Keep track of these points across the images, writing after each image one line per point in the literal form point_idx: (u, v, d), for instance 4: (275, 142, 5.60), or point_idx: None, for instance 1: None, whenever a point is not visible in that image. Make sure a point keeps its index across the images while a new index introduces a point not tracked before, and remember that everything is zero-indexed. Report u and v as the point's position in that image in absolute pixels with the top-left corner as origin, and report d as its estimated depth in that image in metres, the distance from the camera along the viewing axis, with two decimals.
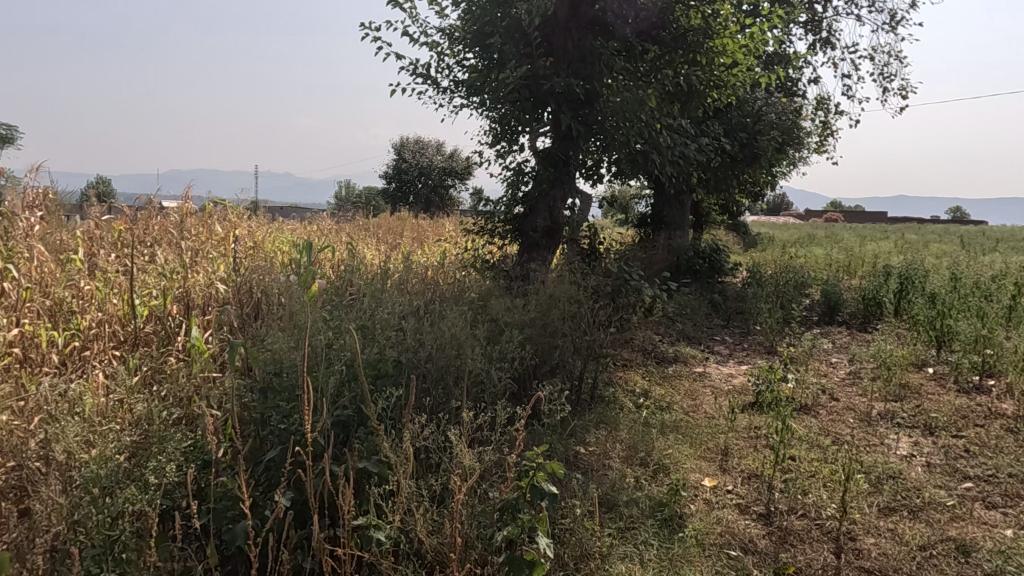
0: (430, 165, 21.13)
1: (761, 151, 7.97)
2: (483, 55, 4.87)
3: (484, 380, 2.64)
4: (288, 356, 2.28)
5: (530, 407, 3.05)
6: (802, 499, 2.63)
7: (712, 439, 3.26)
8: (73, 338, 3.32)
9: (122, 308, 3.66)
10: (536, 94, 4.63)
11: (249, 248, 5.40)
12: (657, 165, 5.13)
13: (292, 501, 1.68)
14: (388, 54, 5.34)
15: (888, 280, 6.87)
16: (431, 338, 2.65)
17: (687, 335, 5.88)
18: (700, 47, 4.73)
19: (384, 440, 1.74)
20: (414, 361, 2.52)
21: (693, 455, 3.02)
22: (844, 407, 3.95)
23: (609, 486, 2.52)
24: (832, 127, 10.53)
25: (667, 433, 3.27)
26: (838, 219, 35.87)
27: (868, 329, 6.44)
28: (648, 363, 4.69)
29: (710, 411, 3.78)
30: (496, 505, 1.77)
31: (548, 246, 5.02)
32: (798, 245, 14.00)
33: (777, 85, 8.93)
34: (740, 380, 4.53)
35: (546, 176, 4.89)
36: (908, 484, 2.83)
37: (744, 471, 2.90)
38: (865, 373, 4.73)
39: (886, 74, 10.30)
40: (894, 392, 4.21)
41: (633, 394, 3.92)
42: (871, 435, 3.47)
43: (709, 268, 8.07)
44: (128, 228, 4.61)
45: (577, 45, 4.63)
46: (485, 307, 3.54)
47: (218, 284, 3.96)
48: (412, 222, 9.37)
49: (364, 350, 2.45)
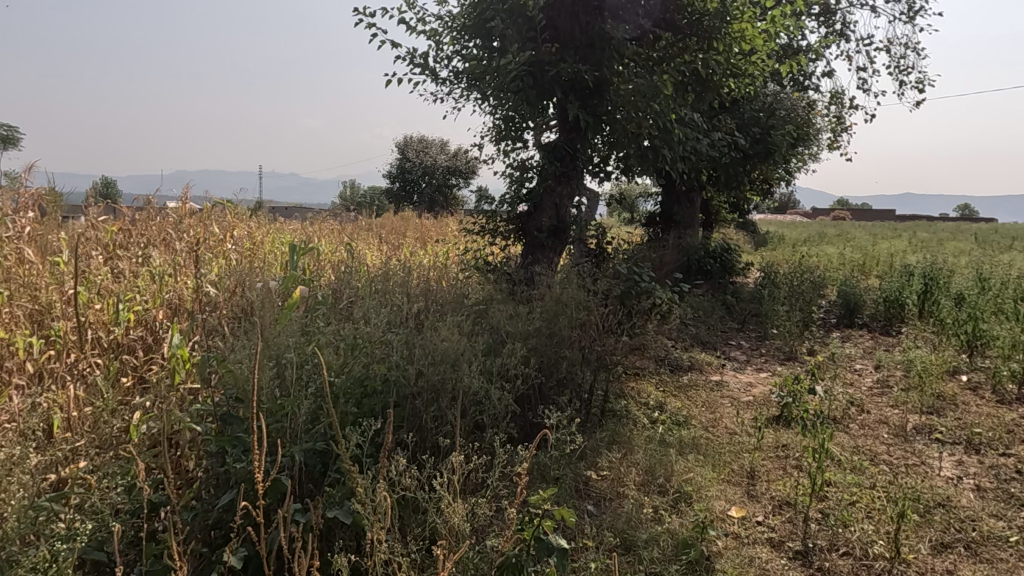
0: (434, 164, 20.83)
1: (774, 147, 7.64)
2: (485, 43, 4.59)
3: (482, 400, 2.35)
4: (255, 377, 1.99)
5: (534, 443, 2.74)
6: (844, 534, 2.32)
7: (736, 459, 2.96)
8: (51, 343, 2.98)
9: (106, 312, 3.34)
10: (541, 83, 4.32)
11: (246, 248, 5.19)
12: (669, 161, 4.84)
13: (244, 558, 1.40)
14: (383, 43, 5.04)
15: (910, 280, 6.55)
16: (423, 352, 2.35)
17: (701, 339, 5.56)
18: (716, 32, 4.43)
19: (359, 483, 1.45)
20: (404, 380, 2.23)
21: (717, 480, 2.72)
22: (877, 420, 3.64)
23: (625, 522, 2.22)
24: (846, 122, 10.17)
25: (686, 454, 2.96)
26: (845, 216, 35.41)
27: (890, 332, 6.11)
28: (663, 372, 4.39)
29: (731, 425, 3.47)
30: (494, 564, 1.48)
31: (554, 247, 4.72)
32: (808, 243, 13.67)
33: (789, 78, 8.61)
34: (761, 390, 4.22)
35: (553, 171, 4.56)
36: (961, 514, 2.51)
37: (775, 499, 2.60)
38: (894, 382, 4.41)
39: (902, 67, 9.94)
40: (928, 402, 3.89)
41: (646, 407, 3.61)
42: (910, 454, 3.15)
43: (720, 268, 7.75)
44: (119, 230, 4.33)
45: (584, 30, 4.35)
46: (487, 314, 3.24)
47: (207, 284, 3.69)
48: (415, 221, 9.10)
49: (343, 369, 2.15)
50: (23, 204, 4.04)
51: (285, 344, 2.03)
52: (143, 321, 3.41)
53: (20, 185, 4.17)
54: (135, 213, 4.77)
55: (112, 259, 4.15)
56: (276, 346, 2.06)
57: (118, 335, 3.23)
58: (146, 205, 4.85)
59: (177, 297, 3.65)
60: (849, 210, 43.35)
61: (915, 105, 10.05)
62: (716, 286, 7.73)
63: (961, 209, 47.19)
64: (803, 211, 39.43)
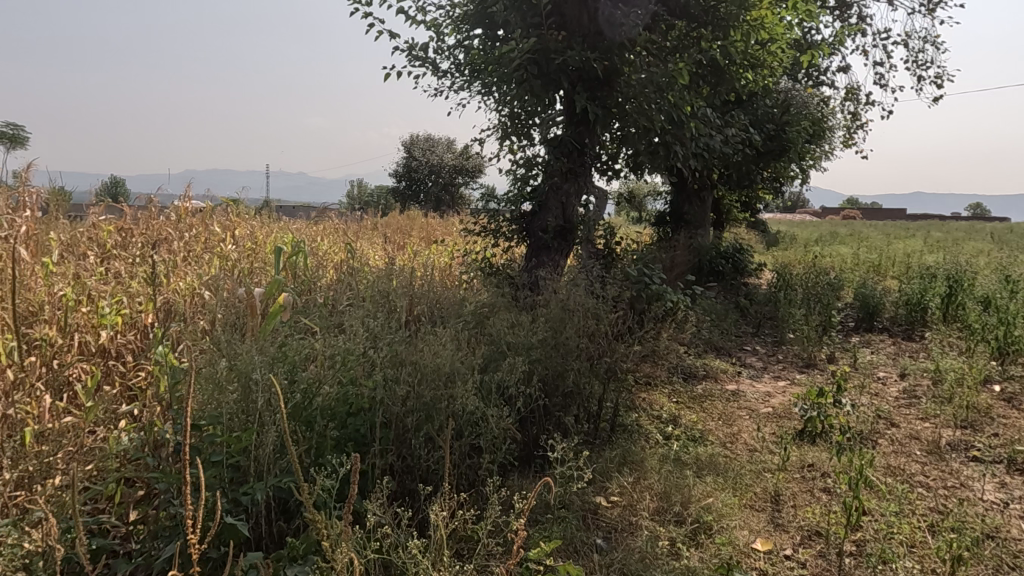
0: (441, 163, 20.59)
1: (789, 144, 7.39)
2: (487, 32, 4.35)
3: (479, 421, 2.12)
4: (217, 399, 1.76)
5: (533, 475, 2.43)
6: (884, 574, 2.06)
7: (758, 482, 2.71)
8: (34, 347, 2.75)
9: (94, 314, 3.12)
10: (546, 73, 4.07)
11: (250, 247, 4.97)
12: (682, 157, 4.60)
13: None
14: (381, 33, 4.80)
15: (933, 282, 6.29)
16: (414, 367, 2.12)
17: (716, 345, 5.31)
18: (735, 19, 4.14)
19: (324, 536, 1.22)
20: (390, 400, 1.99)
21: (740, 506, 2.48)
22: (907, 436, 3.38)
23: (638, 561, 1.98)
24: (862, 118, 9.87)
25: (704, 475, 2.72)
26: (855, 216, 34.99)
27: (914, 337, 5.83)
28: (675, 381, 4.14)
29: (750, 441, 3.22)
30: None
31: (560, 248, 4.45)
32: (822, 244, 13.34)
33: (804, 73, 8.32)
34: (781, 401, 3.97)
35: (559, 168, 4.32)
36: (1015, 548, 2.25)
37: (805, 529, 2.35)
38: (923, 392, 4.15)
39: (920, 61, 9.63)
40: (961, 415, 3.63)
41: (659, 422, 3.36)
42: (947, 475, 2.90)
43: (732, 269, 7.60)
44: (116, 229, 4.17)
45: (592, 17, 4.08)
46: (487, 322, 3.00)
47: (204, 283, 3.50)
48: (420, 221, 8.87)
49: (322, 386, 1.92)
50: (25, 202, 3.71)
51: (253, 361, 1.80)
52: (132, 324, 3.19)
53: (24, 184, 3.77)
54: (138, 212, 4.51)
55: (106, 259, 3.90)
56: (243, 362, 1.83)
57: (106, 339, 2.97)
58: (147, 203, 4.64)
59: (169, 301, 3.40)
60: (859, 210, 42.86)
61: (933, 100, 9.72)
62: (728, 287, 7.52)
63: (973, 208, 46.58)
64: (812, 210, 39.02)
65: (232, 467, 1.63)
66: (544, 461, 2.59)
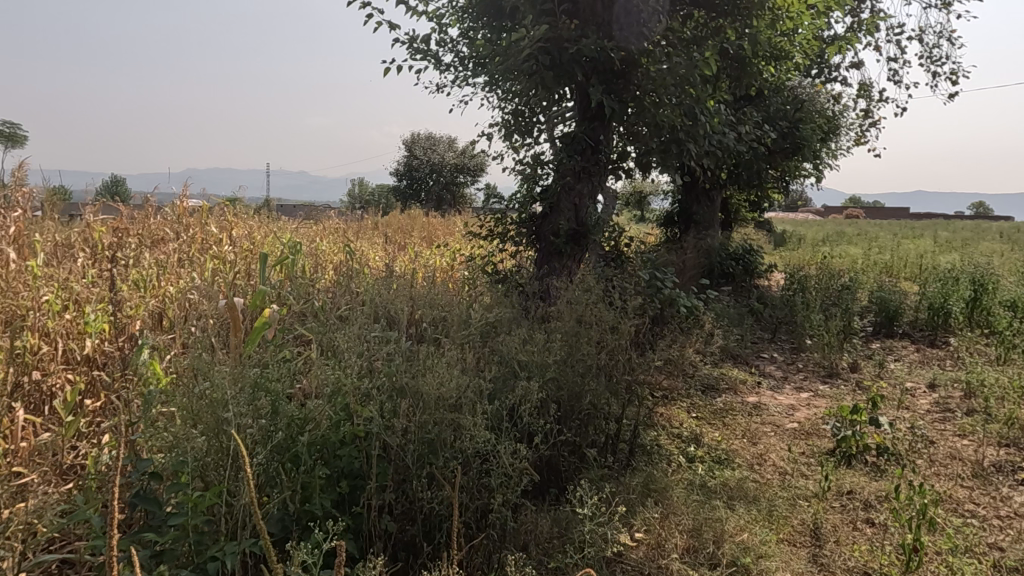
0: (442, 162, 20.33)
1: (803, 141, 7.13)
2: (494, 22, 4.10)
3: (489, 456, 1.88)
4: (185, 438, 1.51)
5: (548, 510, 2.19)
6: None
7: (795, 512, 2.45)
8: (14, 353, 2.44)
9: (78, 320, 2.83)
10: (558, 65, 3.82)
11: (246, 252, 4.44)
12: (696, 155, 4.36)
13: None
14: (381, 25, 4.55)
15: (955, 285, 6.03)
16: (416, 393, 1.87)
17: (732, 352, 5.07)
18: (758, 8, 3.92)
19: None
20: (387, 434, 1.75)
21: (779, 542, 2.22)
22: (946, 455, 3.13)
23: None
24: (874, 116, 9.59)
25: (734, 505, 2.47)
26: (857, 215, 34.66)
27: (937, 344, 5.56)
28: (693, 394, 3.87)
29: (780, 462, 2.97)
30: None
31: (573, 253, 4.16)
32: (831, 244, 13.02)
33: (817, 69, 8.06)
34: (806, 415, 3.72)
35: (570, 167, 4.08)
36: None
37: (853, 570, 2.09)
38: (956, 405, 3.89)
39: (934, 57, 9.35)
40: (1004, 433, 3.36)
41: (680, 441, 3.11)
42: (999, 503, 2.64)
43: (743, 270, 7.28)
44: (110, 229, 3.89)
45: (607, 5, 3.83)
46: (495, 336, 2.76)
47: (196, 285, 3.23)
48: (423, 220, 8.63)
49: (310, 417, 1.68)
50: (18, 200, 3.44)
51: (229, 393, 1.55)
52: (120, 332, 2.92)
53: (19, 181, 3.51)
54: (131, 213, 4.27)
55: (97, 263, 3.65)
56: (218, 393, 1.59)
57: (94, 346, 2.68)
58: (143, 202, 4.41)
59: (160, 305, 3.15)
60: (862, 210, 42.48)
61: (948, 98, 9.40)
62: (740, 289, 7.26)
63: (977, 207, 46.20)
64: (815, 209, 38.72)
65: (205, 521, 1.40)
66: (559, 493, 2.35)
